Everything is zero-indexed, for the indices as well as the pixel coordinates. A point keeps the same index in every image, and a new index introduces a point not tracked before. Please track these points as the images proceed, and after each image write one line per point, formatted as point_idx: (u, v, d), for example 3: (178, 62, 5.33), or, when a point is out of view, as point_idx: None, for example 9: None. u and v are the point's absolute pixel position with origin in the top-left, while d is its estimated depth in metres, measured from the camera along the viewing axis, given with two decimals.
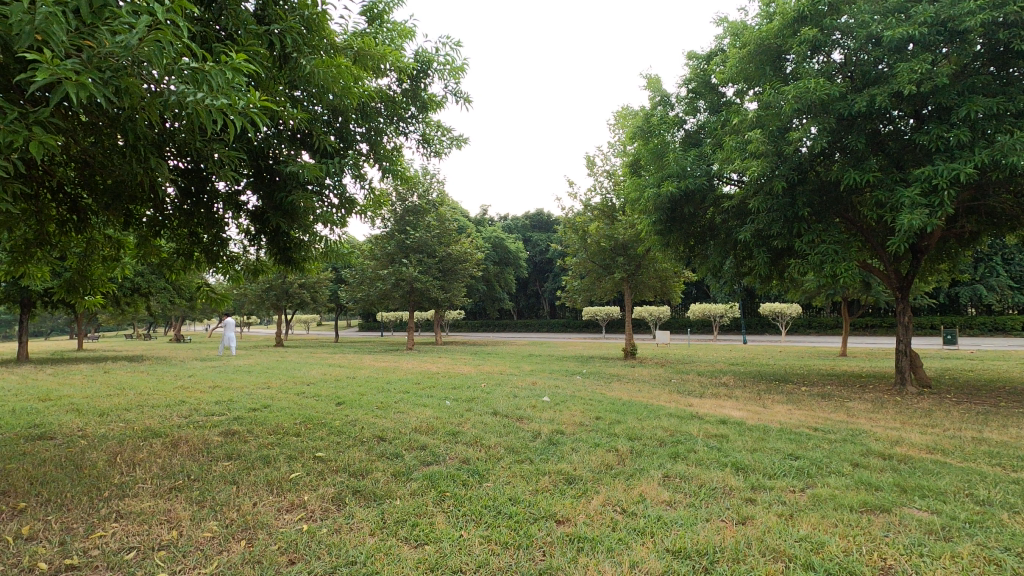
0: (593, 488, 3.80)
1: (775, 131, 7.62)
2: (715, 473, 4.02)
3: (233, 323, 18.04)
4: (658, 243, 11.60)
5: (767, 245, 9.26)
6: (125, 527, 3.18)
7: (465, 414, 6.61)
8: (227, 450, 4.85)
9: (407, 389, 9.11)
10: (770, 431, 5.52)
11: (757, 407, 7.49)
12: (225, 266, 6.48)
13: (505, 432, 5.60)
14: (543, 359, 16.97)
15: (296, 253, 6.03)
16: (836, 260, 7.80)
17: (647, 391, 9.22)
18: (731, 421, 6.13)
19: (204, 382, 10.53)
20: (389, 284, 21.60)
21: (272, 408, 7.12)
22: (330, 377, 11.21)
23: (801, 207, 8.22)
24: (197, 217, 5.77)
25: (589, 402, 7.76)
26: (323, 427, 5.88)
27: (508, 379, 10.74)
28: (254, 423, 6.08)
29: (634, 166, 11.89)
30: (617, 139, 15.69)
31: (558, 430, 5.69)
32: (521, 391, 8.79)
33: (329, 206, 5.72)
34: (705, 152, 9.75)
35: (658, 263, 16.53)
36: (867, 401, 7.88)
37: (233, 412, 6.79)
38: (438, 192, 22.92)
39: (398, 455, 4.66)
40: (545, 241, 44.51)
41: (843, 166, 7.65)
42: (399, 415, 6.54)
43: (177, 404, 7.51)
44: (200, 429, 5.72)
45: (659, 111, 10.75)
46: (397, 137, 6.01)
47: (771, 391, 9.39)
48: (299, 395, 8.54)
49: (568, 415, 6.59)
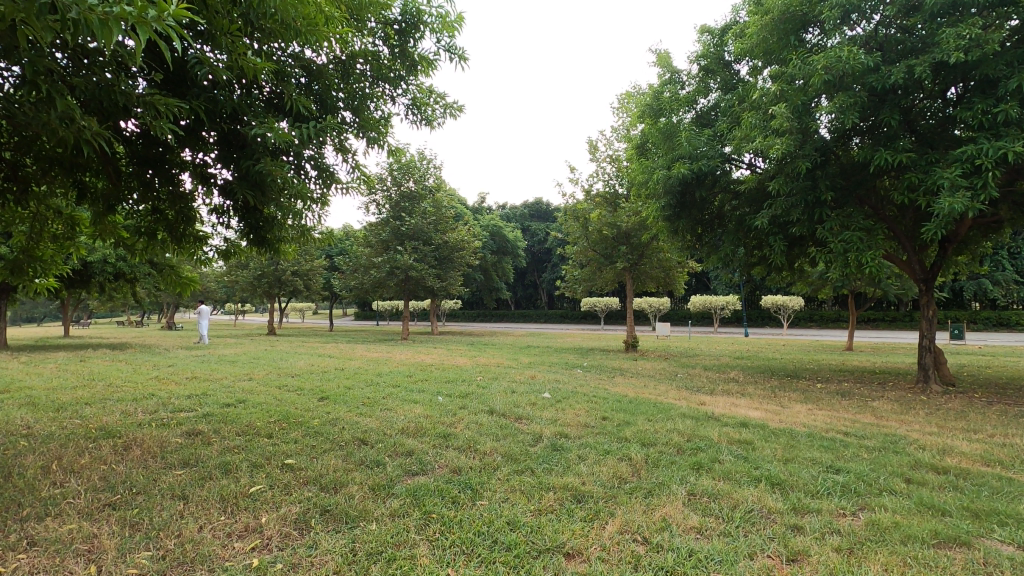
0: (607, 509, 3.21)
1: (799, 106, 6.96)
2: (748, 490, 3.43)
3: (208, 311, 17.32)
4: (664, 230, 11.00)
5: (783, 234, 8.66)
6: (34, 559, 2.57)
7: (458, 412, 6.03)
8: (185, 455, 4.24)
9: (397, 383, 8.50)
10: (798, 437, 4.94)
11: (776, 408, 6.91)
12: (190, 248, 5.81)
13: (502, 435, 5.01)
14: (541, 350, 16.39)
15: (271, 232, 5.36)
16: (862, 248, 7.22)
17: (654, 388, 8.63)
18: (752, 423, 5.55)
19: (181, 373, 9.87)
20: (383, 272, 20.96)
21: (247, 404, 6.50)
22: (318, 369, 10.60)
23: (823, 191, 7.61)
24: (159, 190, 5.12)
25: (593, 399, 7.18)
26: (299, 427, 5.27)
27: (505, 372, 10.12)
28: (224, 422, 5.48)
29: (641, 149, 11.21)
30: (621, 123, 15.04)
31: (561, 432, 5.10)
32: (518, 386, 8.20)
33: (307, 180, 5.06)
34: (718, 133, 9.09)
35: (662, 252, 15.93)
36: (893, 402, 7.31)
37: (203, 408, 6.19)
38: (434, 177, 22.33)
39: (379, 463, 4.06)
40: (543, 231, 43.83)
41: (873, 146, 7.04)
42: (384, 413, 5.93)
43: (145, 398, 6.88)
44: (160, 429, 5.11)
45: (669, 90, 10.10)
46: (385, 104, 5.37)
47: (786, 388, 8.82)
48: (281, 389, 7.93)
49: (571, 414, 5.99)
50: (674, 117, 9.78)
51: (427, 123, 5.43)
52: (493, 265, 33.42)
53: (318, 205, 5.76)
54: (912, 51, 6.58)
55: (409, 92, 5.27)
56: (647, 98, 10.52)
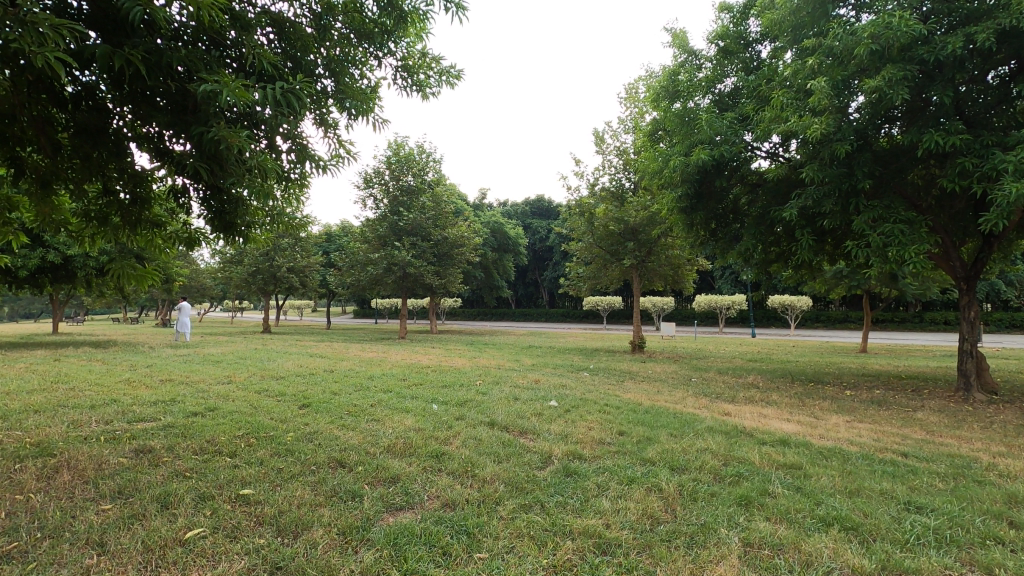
0: (642, 567, 2.48)
1: (838, 82, 6.21)
2: (819, 540, 2.70)
3: (189, 308, 16.57)
4: (677, 224, 10.26)
5: (812, 227, 7.92)
6: None
7: (454, 425, 5.30)
8: (121, 481, 3.50)
9: (388, 388, 7.75)
10: (853, 460, 4.20)
11: (810, 420, 6.17)
12: (148, 237, 5.06)
13: (504, 456, 4.27)
14: (544, 351, 15.64)
15: (235, 216, 4.57)
16: (905, 242, 6.50)
17: (669, 395, 7.88)
18: (793, 441, 4.82)
19: (156, 375, 9.13)
20: (380, 269, 20.20)
21: (217, 414, 5.76)
22: (305, 371, 9.88)
23: (861, 179, 6.87)
24: (106, 167, 4.38)
25: (606, 409, 6.44)
26: (268, 443, 4.53)
27: (506, 376, 9.40)
28: (184, 436, 4.75)
29: (653, 138, 10.47)
30: (630, 113, 14.34)
31: (574, 451, 4.39)
32: (521, 392, 7.46)
33: (275, 155, 4.29)
34: (740, 117, 8.34)
35: (671, 249, 15.20)
36: (938, 413, 6.57)
37: (165, 419, 5.46)
38: (434, 171, 21.67)
39: (357, 494, 3.34)
40: (545, 228, 43.09)
41: (920, 128, 6.32)
42: (369, 426, 5.18)
43: (103, 406, 6.14)
44: (106, 446, 4.38)
45: (685, 72, 9.33)
46: (370, 70, 4.66)
47: (813, 395, 8.08)
48: (260, 394, 7.21)
49: (582, 427, 5.26)
50: (691, 101, 9.02)
51: (420, 92, 4.72)
52: (494, 263, 32.75)
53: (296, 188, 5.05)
54: (967, 21, 5.86)
55: (399, 54, 4.57)
56: (661, 81, 9.77)
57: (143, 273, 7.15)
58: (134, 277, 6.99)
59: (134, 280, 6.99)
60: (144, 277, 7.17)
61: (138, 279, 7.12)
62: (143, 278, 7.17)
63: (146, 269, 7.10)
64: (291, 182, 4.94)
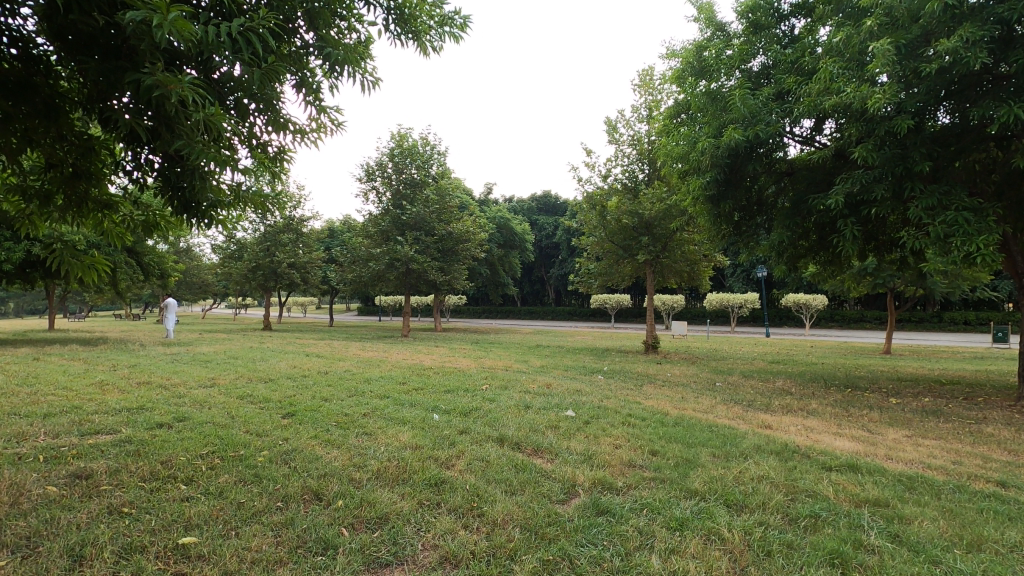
0: None
1: (901, 46, 5.40)
2: None
3: (175, 305, 15.81)
4: (700, 214, 9.46)
5: (857, 218, 7.11)
6: None
7: (458, 441, 4.54)
8: (35, 523, 2.76)
9: (385, 393, 7.00)
10: (949, 494, 3.40)
11: (865, 436, 5.35)
12: (98, 220, 4.24)
13: (518, 485, 3.49)
14: (553, 352, 14.83)
15: (195, 193, 3.77)
16: (973, 232, 5.69)
17: (696, 403, 7.09)
18: (861, 465, 4.03)
19: (134, 377, 8.37)
20: (383, 264, 19.43)
21: (186, 425, 5.02)
22: (297, 373, 9.14)
23: (918, 161, 6.08)
24: (39, 132, 3.58)
25: (629, 420, 5.69)
26: (236, 464, 3.80)
27: (514, 379, 8.65)
28: (138, 455, 4.01)
29: (674, 121, 9.67)
30: (645, 100, 13.62)
31: (603, 477, 3.63)
32: (533, 399, 6.69)
33: (239, 117, 3.48)
34: (776, 95, 7.53)
35: (687, 243, 14.39)
36: (1011, 428, 5.73)
37: (124, 432, 4.72)
38: (438, 164, 21.01)
39: (331, 545, 2.59)
40: (552, 224, 42.35)
41: (993, 101, 5.52)
42: (358, 442, 4.43)
43: (58, 414, 5.40)
44: (39, 469, 3.63)
45: (712, 48, 8.51)
46: (357, 21, 3.94)
47: (856, 404, 7.23)
48: (243, 400, 6.48)
49: (608, 445, 4.51)
50: (718, 80, 8.24)
51: (421, 51, 4.03)
52: (500, 259, 32.06)
53: (273, 162, 4.33)
54: None
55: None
56: (685, 58, 8.95)
57: (93, 263, 4.75)
58: (80, 271, 4.62)
59: (81, 276, 4.63)
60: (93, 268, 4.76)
61: (86, 274, 4.68)
62: (93, 270, 4.81)
63: (99, 258, 4.74)
64: (267, 155, 4.22)
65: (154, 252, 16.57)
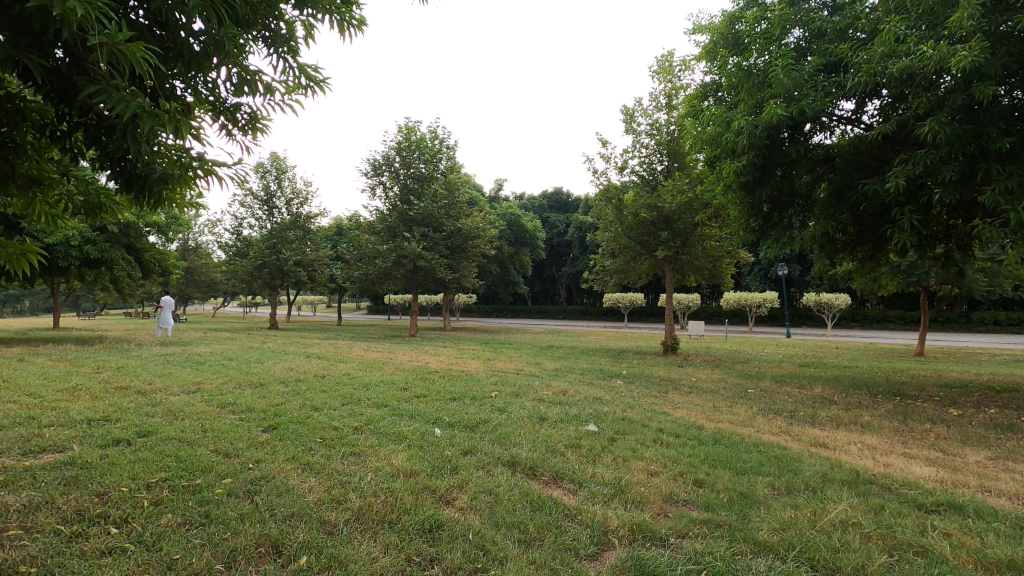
0: None
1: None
2: None
3: (172, 303, 15.21)
4: (731, 204, 8.63)
5: (916, 206, 6.27)
6: None
7: (461, 465, 3.80)
8: None
9: (382, 402, 6.28)
10: None
11: (940, 458, 4.53)
12: (29, 202, 3.37)
13: (536, 531, 2.74)
14: (566, 353, 14.03)
15: (137, 165, 3.03)
16: None
17: (732, 414, 6.29)
18: (961, 501, 3.24)
19: (115, 380, 7.70)
20: (389, 261, 18.72)
21: (148, 442, 4.31)
22: (291, 376, 8.43)
23: (995, 136, 5.25)
24: None
25: (661, 436, 4.90)
26: (189, 498, 3.09)
27: (527, 384, 7.88)
28: (75, 484, 3.30)
29: (702, 101, 8.85)
30: (666, 86, 12.81)
31: (641, 520, 2.87)
32: (547, 409, 5.92)
33: (185, 66, 2.79)
34: (822, 66, 6.69)
35: (710, 238, 13.53)
36: None
37: (71, 451, 4.02)
38: (447, 158, 20.44)
39: None
40: (563, 222, 41.58)
41: None
42: (342, 466, 3.71)
43: (7, 427, 4.71)
44: None
45: (746, 18, 7.71)
46: None
47: (916, 417, 6.35)
48: (223, 409, 5.77)
49: (640, 472, 3.74)
50: (753, 53, 7.45)
51: None
52: (510, 257, 31.30)
53: (246, 134, 3.64)
54: None
55: None
56: (716, 31, 8.13)
57: (25, 252, 2.96)
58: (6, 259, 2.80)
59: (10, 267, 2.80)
60: (30, 257, 2.96)
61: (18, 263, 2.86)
62: (22, 265, 2.98)
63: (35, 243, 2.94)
64: (237, 125, 3.52)
65: (154, 249, 15.93)
